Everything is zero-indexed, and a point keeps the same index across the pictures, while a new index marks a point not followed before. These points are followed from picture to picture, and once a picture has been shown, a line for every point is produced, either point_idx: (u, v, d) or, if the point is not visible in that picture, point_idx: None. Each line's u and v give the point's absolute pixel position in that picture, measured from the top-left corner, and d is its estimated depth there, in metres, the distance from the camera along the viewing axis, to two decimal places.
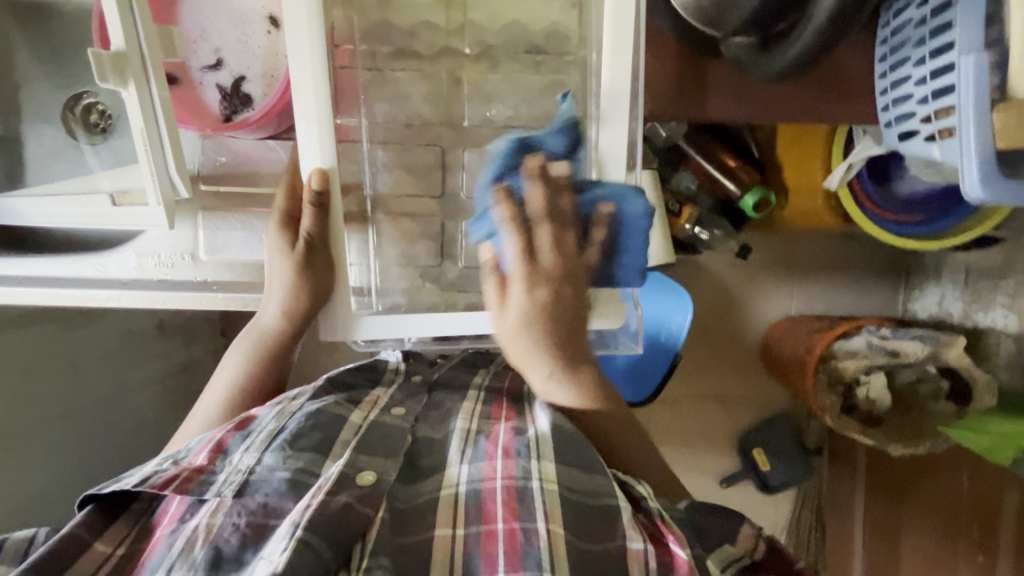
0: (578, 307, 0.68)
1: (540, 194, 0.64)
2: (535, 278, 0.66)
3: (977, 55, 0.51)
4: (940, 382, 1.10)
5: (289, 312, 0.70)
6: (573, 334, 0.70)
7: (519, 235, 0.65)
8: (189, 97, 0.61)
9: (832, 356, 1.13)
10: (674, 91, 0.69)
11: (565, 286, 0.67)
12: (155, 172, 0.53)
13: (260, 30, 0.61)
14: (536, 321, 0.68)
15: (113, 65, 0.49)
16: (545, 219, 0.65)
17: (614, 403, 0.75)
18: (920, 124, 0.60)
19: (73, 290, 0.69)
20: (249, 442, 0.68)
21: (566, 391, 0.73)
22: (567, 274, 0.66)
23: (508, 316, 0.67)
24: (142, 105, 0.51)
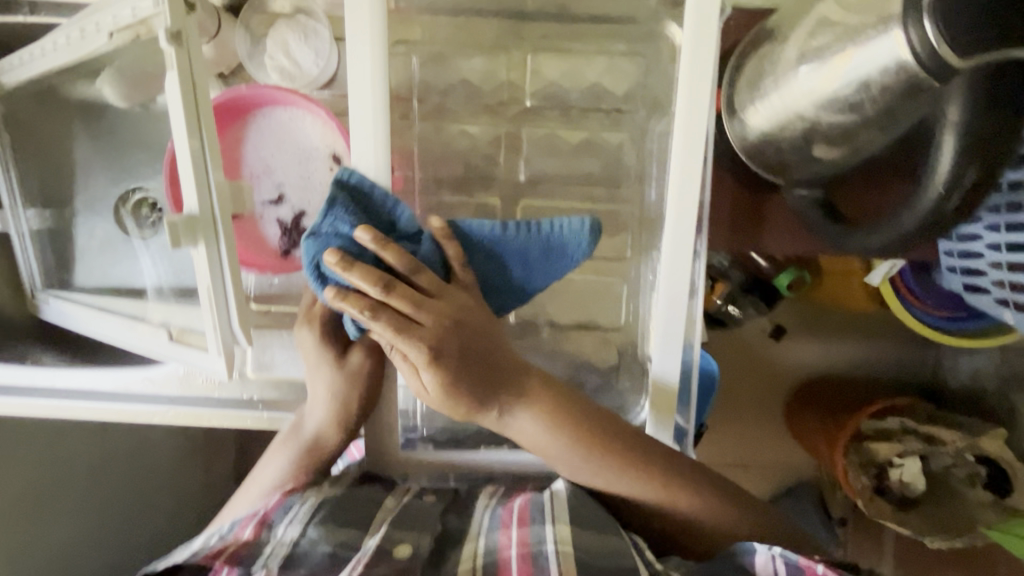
0: (477, 337, 0.56)
1: (396, 259, 0.53)
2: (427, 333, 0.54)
3: None
4: (978, 468, 0.98)
5: (337, 417, 0.63)
6: (491, 360, 0.57)
7: (398, 303, 0.53)
8: (249, 231, 0.62)
9: (862, 435, 1.03)
10: (731, 224, 0.69)
11: (456, 323, 0.55)
12: (219, 324, 0.53)
13: (321, 167, 0.61)
14: (461, 378, 0.55)
15: (185, 228, 0.49)
16: (393, 290, 0.52)
17: (582, 411, 0.59)
18: (991, 286, 0.60)
19: (122, 406, 0.69)
20: (294, 510, 0.58)
21: (525, 420, 0.59)
22: (454, 318, 0.55)
23: (444, 385, 0.55)
24: (211, 262, 0.51)
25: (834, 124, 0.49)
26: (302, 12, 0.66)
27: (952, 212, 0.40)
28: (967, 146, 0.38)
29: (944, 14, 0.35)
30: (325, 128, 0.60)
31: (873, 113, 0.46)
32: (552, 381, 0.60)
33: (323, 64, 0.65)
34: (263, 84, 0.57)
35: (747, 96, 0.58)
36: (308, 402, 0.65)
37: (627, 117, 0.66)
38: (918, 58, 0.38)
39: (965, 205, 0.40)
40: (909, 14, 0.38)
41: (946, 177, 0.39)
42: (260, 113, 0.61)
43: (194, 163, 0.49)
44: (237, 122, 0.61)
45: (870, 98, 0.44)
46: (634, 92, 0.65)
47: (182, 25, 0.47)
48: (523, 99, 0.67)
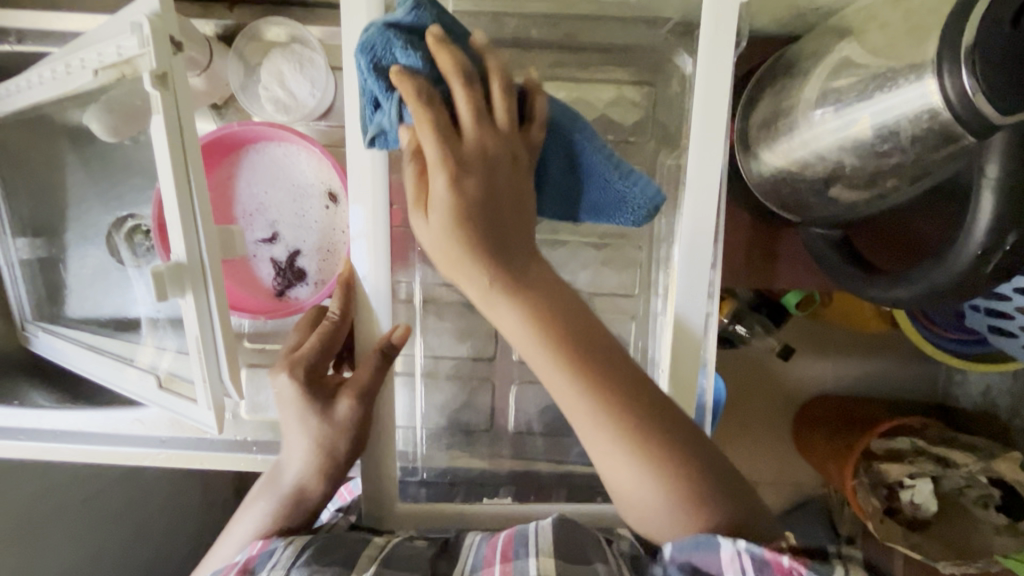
0: (504, 193, 0.49)
1: (451, 62, 0.45)
2: (464, 157, 0.47)
3: None
4: (990, 490, 0.90)
5: (323, 465, 0.58)
6: (501, 239, 0.49)
7: (438, 118, 0.45)
8: (242, 271, 0.60)
9: (873, 455, 0.93)
10: (748, 263, 0.67)
11: (507, 176, 0.48)
12: (209, 377, 0.50)
13: (318, 204, 0.59)
14: (471, 219, 0.47)
15: (172, 279, 0.47)
16: (466, 86, 0.46)
17: (566, 321, 0.49)
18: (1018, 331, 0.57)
19: (113, 447, 0.67)
20: (278, 555, 0.54)
21: (507, 308, 0.49)
22: (488, 159, 0.47)
23: (450, 200, 0.47)
24: (200, 313, 0.49)
25: (859, 169, 0.45)
26: (298, 40, 0.63)
27: (988, 274, 0.38)
28: (1008, 208, 0.35)
29: (988, 66, 0.33)
30: (320, 164, 0.58)
31: (902, 163, 0.43)
32: (545, 276, 0.51)
33: (320, 94, 0.62)
34: (255, 121, 0.55)
35: (764, 132, 0.54)
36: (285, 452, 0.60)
37: (638, 148, 0.63)
38: (953, 110, 0.36)
39: (1003, 267, 0.37)
40: (944, 61, 0.35)
41: (981, 238, 0.36)
42: (253, 149, 0.59)
43: (181, 211, 0.46)
44: (229, 160, 0.59)
45: (902, 144, 0.41)
46: (645, 124, 0.63)
47: (168, 65, 0.45)
48: None
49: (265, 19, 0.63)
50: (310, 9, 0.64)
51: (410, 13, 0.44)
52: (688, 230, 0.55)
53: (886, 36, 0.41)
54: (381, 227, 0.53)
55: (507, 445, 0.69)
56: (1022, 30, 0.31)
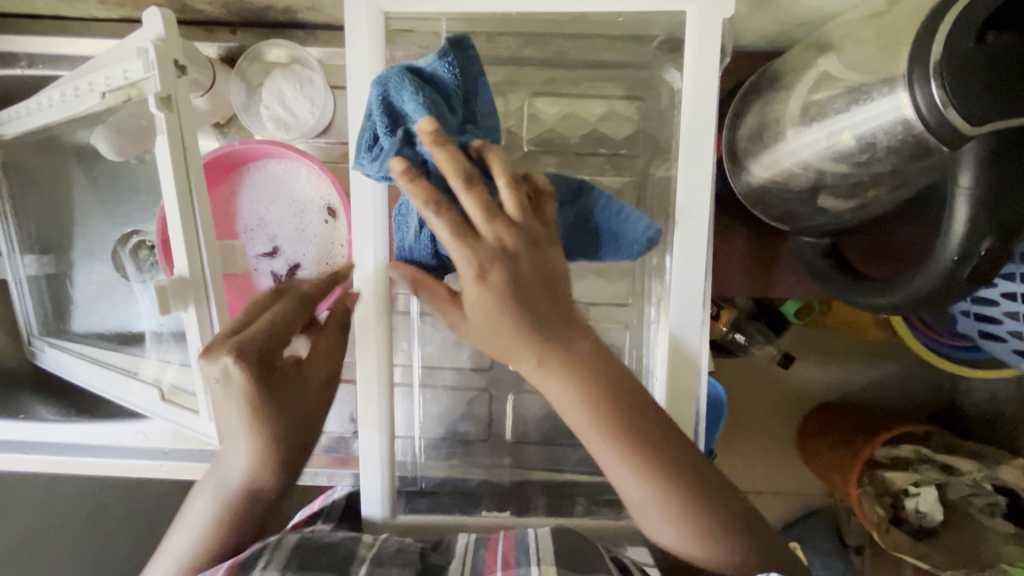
0: (543, 274, 0.48)
1: (451, 162, 0.44)
2: (488, 257, 0.46)
3: None
4: (995, 498, 0.89)
5: (267, 460, 0.52)
6: (548, 302, 0.48)
7: (452, 220, 0.45)
8: (244, 284, 0.61)
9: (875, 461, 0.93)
10: (743, 272, 0.68)
11: (529, 263, 0.47)
12: (210, 388, 0.52)
13: (317, 219, 0.61)
14: (517, 309, 0.47)
15: (175, 292, 0.48)
16: (471, 183, 0.45)
17: (604, 380, 0.49)
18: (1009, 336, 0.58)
19: (118, 460, 0.68)
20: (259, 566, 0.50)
21: (556, 386, 0.49)
22: (518, 254, 0.47)
23: (495, 296, 0.47)
24: (202, 325, 0.50)
25: (841, 178, 0.47)
26: (298, 61, 0.65)
27: (966, 279, 0.39)
28: (981, 216, 0.36)
29: (953, 79, 0.34)
30: (319, 181, 0.60)
31: (881, 171, 0.44)
32: (591, 344, 0.50)
33: (319, 112, 0.64)
34: (256, 140, 0.57)
35: (750, 144, 0.56)
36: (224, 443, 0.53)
37: (629, 161, 0.64)
38: (924, 119, 0.37)
39: (980, 273, 0.38)
40: (915, 74, 0.36)
41: (957, 243, 0.37)
42: (253, 166, 0.60)
43: (184, 226, 0.48)
44: (231, 177, 0.60)
45: (879, 155, 0.42)
46: (635, 137, 0.64)
47: (172, 87, 0.47)
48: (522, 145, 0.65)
49: (266, 42, 0.65)
50: (309, 31, 0.66)
51: (435, 63, 0.49)
52: (682, 237, 0.56)
53: (861, 51, 0.43)
54: (379, 237, 0.55)
55: (506, 456, 0.70)
56: (983, 48, 0.33)
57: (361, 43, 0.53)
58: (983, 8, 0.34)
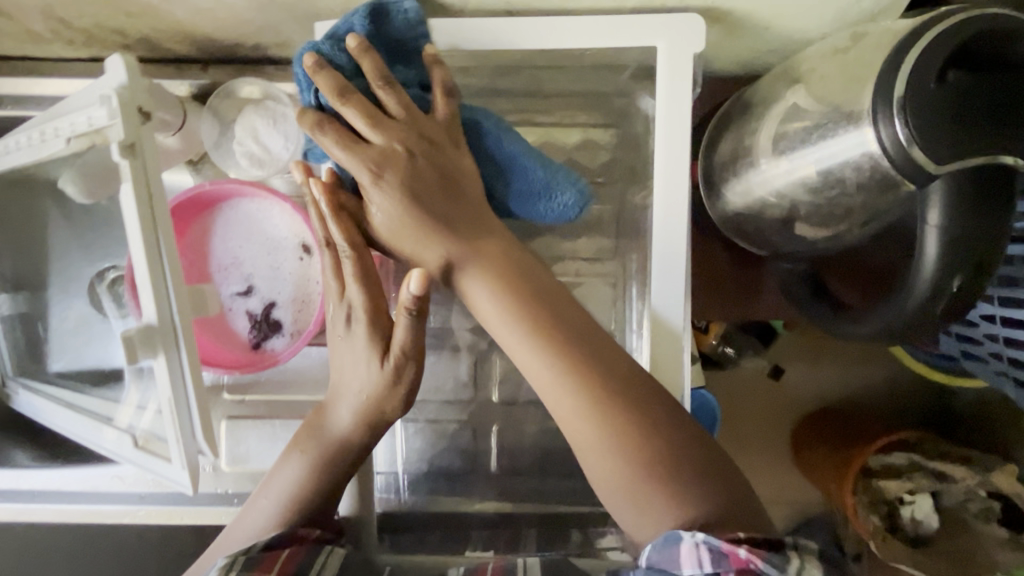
0: (444, 170, 0.54)
1: (327, 84, 0.50)
2: (381, 160, 0.52)
3: None
4: (990, 503, 0.89)
5: (367, 416, 0.56)
6: (444, 199, 0.53)
7: (342, 137, 0.52)
8: (218, 324, 0.60)
9: (871, 472, 0.92)
10: (723, 298, 0.68)
11: (419, 164, 0.53)
12: (182, 437, 0.50)
13: (292, 256, 0.60)
14: (421, 204, 0.53)
15: (143, 341, 0.47)
16: (352, 102, 0.51)
17: (519, 279, 0.53)
18: (990, 357, 0.57)
19: (94, 506, 0.67)
20: None
21: (473, 287, 0.53)
22: (409, 154, 0.52)
23: (393, 190, 0.53)
24: (172, 373, 0.49)
25: (814, 209, 0.46)
26: (271, 97, 0.64)
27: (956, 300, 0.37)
28: (952, 250, 0.35)
29: (916, 116, 0.34)
30: (293, 218, 0.59)
31: (851, 207, 0.44)
32: (497, 240, 0.55)
33: (293, 147, 0.64)
34: (227, 179, 0.56)
35: (726, 172, 0.56)
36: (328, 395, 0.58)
37: (606, 188, 0.64)
38: (889, 155, 0.36)
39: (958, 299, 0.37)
40: (877, 110, 0.36)
41: (925, 286, 0.37)
42: (227, 205, 0.60)
43: (151, 271, 0.47)
44: (204, 216, 0.60)
45: (847, 190, 0.42)
46: (613, 164, 0.64)
47: (136, 134, 0.46)
48: None
49: (239, 79, 0.64)
50: (281, 64, 0.66)
51: (348, 21, 0.52)
52: (659, 266, 0.59)
53: (828, 83, 0.43)
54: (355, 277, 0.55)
55: (493, 488, 0.68)
56: (945, 87, 0.33)
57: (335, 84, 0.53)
58: (943, 47, 0.34)
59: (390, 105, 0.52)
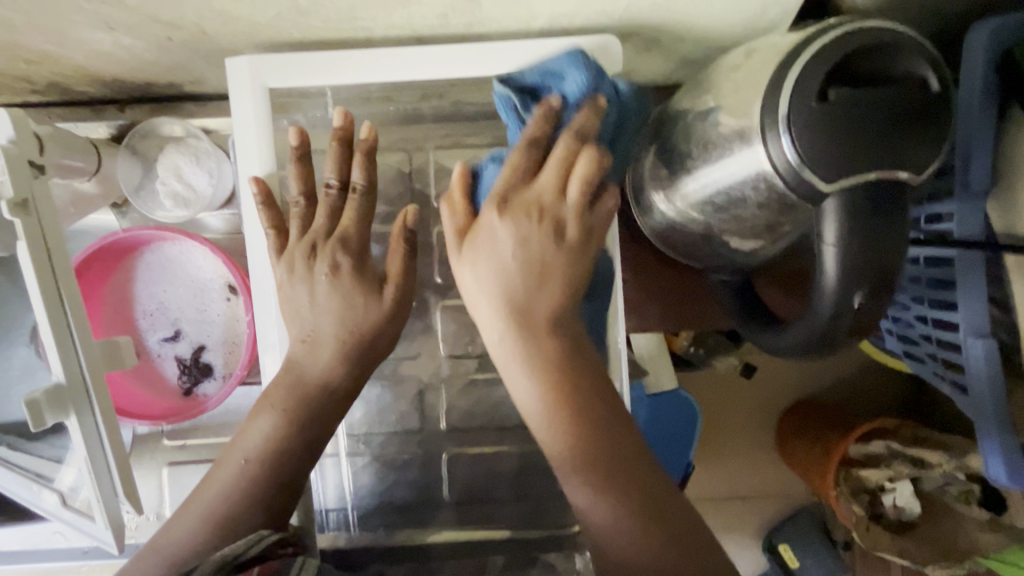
0: (557, 274, 0.46)
1: (579, 119, 0.46)
2: (521, 201, 0.46)
3: (988, 340, 0.44)
4: (969, 486, 0.88)
5: (352, 354, 0.53)
6: (542, 285, 0.46)
7: (533, 155, 0.47)
8: (146, 371, 0.58)
9: (851, 461, 0.92)
10: (669, 309, 0.66)
11: (551, 244, 0.46)
12: (102, 496, 0.49)
13: (219, 298, 0.58)
14: (502, 277, 0.46)
15: (51, 403, 0.45)
16: (565, 143, 0.45)
17: (556, 321, 0.46)
18: (925, 356, 0.55)
19: (35, 564, 0.65)
20: None
21: (509, 345, 0.46)
22: (545, 220, 0.46)
23: (501, 246, 0.46)
24: (86, 432, 0.47)
25: (727, 225, 0.46)
26: (191, 135, 0.63)
27: (847, 326, 0.37)
28: (850, 270, 0.35)
29: (802, 137, 0.34)
30: (216, 259, 0.57)
31: (756, 224, 0.43)
32: (561, 290, 0.46)
33: (218, 183, 0.62)
34: (140, 224, 0.54)
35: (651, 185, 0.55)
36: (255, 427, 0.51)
37: None
38: (781, 174, 0.36)
39: (859, 320, 0.37)
40: (767, 130, 0.36)
41: (828, 302, 0.37)
42: (147, 249, 0.58)
43: (54, 329, 0.45)
44: (125, 262, 0.58)
45: (750, 207, 0.42)
46: None
47: (28, 190, 0.44)
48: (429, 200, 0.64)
49: (158, 117, 0.63)
50: (200, 101, 0.64)
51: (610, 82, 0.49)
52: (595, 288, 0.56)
53: (727, 101, 0.42)
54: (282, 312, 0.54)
55: (448, 516, 0.66)
56: (826, 107, 0.33)
57: (246, 124, 0.52)
58: (823, 66, 0.33)
59: (575, 179, 0.46)
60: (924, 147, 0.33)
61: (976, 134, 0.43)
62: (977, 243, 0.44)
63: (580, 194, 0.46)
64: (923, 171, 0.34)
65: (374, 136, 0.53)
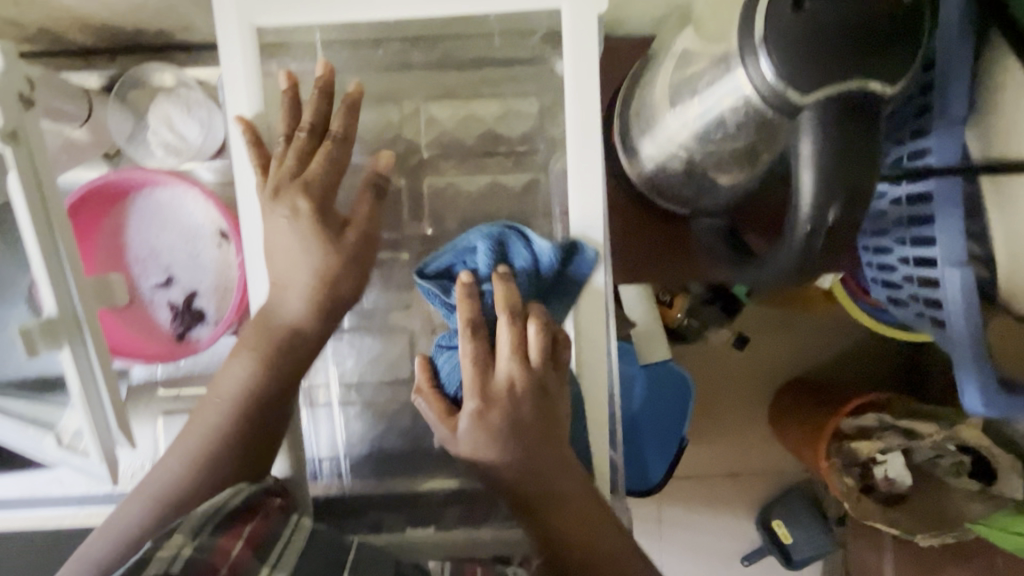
0: (544, 422, 0.53)
1: (508, 299, 0.54)
2: (494, 391, 0.52)
3: (963, 268, 0.44)
4: (961, 457, 0.91)
5: (316, 300, 0.55)
6: (539, 429, 0.53)
7: (482, 345, 0.54)
8: (139, 317, 0.59)
9: (842, 434, 0.95)
10: (657, 259, 0.67)
11: (527, 401, 0.53)
12: (98, 429, 0.50)
13: (210, 243, 0.59)
14: (494, 439, 0.52)
15: (44, 334, 0.46)
16: (511, 327, 0.53)
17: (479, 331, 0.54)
18: (909, 299, 0.56)
19: (32, 512, 0.66)
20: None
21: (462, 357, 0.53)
22: (521, 394, 0.53)
23: (489, 422, 0.52)
24: (79, 365, 0.48)
25: (709, 160, 0.48)
26: (182, 85, 0.63)
27: (822, 249, 0.38)
28: (826, 182, 0.35)
29: (778, 49, 0.35)
30: (206, 204, 0.58)
31: (736, 153, 0.44)
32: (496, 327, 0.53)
33: (208, 133, 0.63)
34: (131, 166, 0.55)
35: (638, 129, 0.56)
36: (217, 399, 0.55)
37: (528, 159, 0.65)
38: (761, 94, 0.37)
39: (832, 243, 0.38)
40: (745, 50, 0.37)
41: (806, 218, 0.37)
42: (138, 195, 0.58)
43: (46, 262, 0.46)
44: (116, 208, 0.58)
45: (731, 131, 0.43)
46: (531, 131, 0.64)
47: (18, 123, 0.45)
48: (419, 151, 0.65)
49: (149, 66, 0.63)
50: (191, 51, 0.65)
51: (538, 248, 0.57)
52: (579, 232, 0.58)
53: (703, 32, 0.43)
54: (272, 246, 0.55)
55: (440, 466, 0.67)
56: (801, 16, 0.34)
57: (238, 67, 0.54)
58: None
59: (533, 343, 0.53)
60: (898, 58, 0.34)
61: (951, 66, 0.44)
62: (954, 171, 0.45)
63: (540, 359, 0.53)
64: (896, 83, 0.35)
65: (359, 92, 0.56)
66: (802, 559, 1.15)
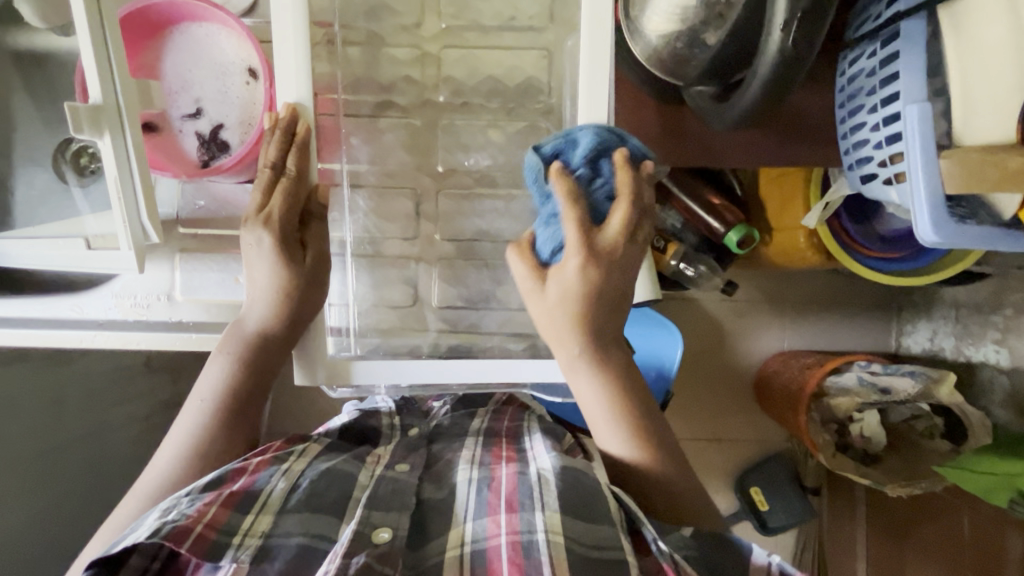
0: (620, 304, 0.63)
1: (566, 186, 0.59)
2: (597, 255, 0.60)
3: (921, 103, 0.54)
4: (934, 420, 1.01)
5: (280, 315, 0.67)
6: (613, 317, 0.63)
7: (580, 212, 0.59)
8: (167, 143, 0.64)
9: (825, 393, 1.05)
10: (650, 136, 0.73)
11: (615, 276, 0.61)
12: (128, 219, 0.56)
13: (239, 80, 0.64)
14: (579, 320, 0.62)
15: (89, 116, 0.52)
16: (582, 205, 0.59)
17: (615, 266, 0.61)
18: (878, 169, 0.62)
19: (49, 331, 0.69)
20: (181, 502, 0.59)
21: (572, 292, 0.61)
22: (605, 263, 0.60)
23: (570, 286, 0.61)
24: (117, 152, 0.54)
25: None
26: None
27: (794, 49, 0.45)
28: None
29: None
30: (240, 41, 0.63)
31: None
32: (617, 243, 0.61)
33: None
34: None
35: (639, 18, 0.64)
36: (250, 300, 0.67)
37: (541, 35, 0.70)
38: None
39: (801, 46, 0.45)
40: None
41: (782, 12, 0.44)
42: (177, 29, 0.64)
43: (95, 52, 0.52)
44: (157, 40, 0.64)
45: None
46: (544, 9, 0.69)
47: None
48: (440, 21, 0.70)
49: None
50: None
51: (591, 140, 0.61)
52: (583, 97, 0.63)
53: None
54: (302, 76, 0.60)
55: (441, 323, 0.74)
56: None
57: None
58: None
59: (615, 217, 0.60)
60: None
61: None
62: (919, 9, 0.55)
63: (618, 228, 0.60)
64: None
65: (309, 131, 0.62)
66: (778, 526, 1.25)
